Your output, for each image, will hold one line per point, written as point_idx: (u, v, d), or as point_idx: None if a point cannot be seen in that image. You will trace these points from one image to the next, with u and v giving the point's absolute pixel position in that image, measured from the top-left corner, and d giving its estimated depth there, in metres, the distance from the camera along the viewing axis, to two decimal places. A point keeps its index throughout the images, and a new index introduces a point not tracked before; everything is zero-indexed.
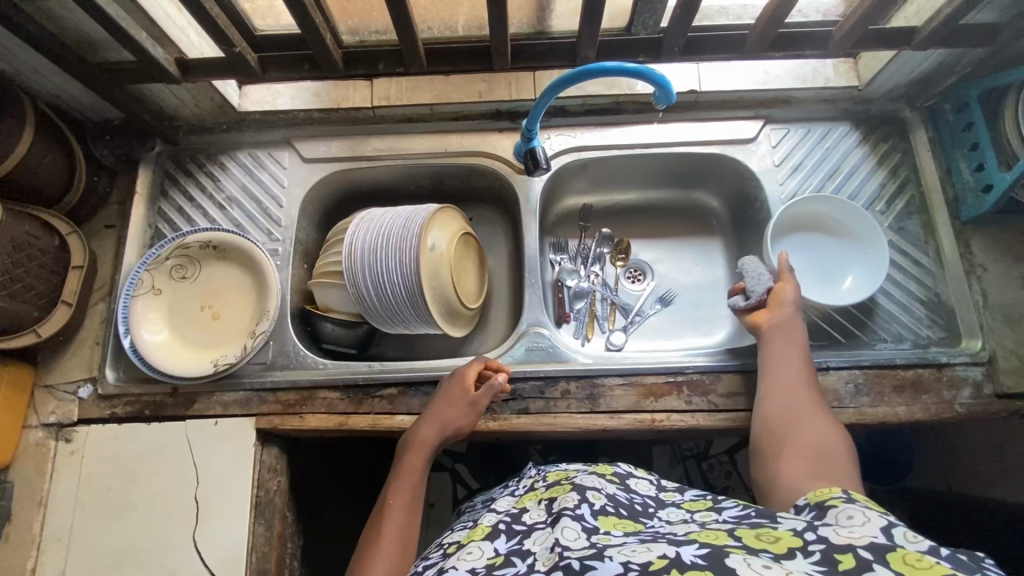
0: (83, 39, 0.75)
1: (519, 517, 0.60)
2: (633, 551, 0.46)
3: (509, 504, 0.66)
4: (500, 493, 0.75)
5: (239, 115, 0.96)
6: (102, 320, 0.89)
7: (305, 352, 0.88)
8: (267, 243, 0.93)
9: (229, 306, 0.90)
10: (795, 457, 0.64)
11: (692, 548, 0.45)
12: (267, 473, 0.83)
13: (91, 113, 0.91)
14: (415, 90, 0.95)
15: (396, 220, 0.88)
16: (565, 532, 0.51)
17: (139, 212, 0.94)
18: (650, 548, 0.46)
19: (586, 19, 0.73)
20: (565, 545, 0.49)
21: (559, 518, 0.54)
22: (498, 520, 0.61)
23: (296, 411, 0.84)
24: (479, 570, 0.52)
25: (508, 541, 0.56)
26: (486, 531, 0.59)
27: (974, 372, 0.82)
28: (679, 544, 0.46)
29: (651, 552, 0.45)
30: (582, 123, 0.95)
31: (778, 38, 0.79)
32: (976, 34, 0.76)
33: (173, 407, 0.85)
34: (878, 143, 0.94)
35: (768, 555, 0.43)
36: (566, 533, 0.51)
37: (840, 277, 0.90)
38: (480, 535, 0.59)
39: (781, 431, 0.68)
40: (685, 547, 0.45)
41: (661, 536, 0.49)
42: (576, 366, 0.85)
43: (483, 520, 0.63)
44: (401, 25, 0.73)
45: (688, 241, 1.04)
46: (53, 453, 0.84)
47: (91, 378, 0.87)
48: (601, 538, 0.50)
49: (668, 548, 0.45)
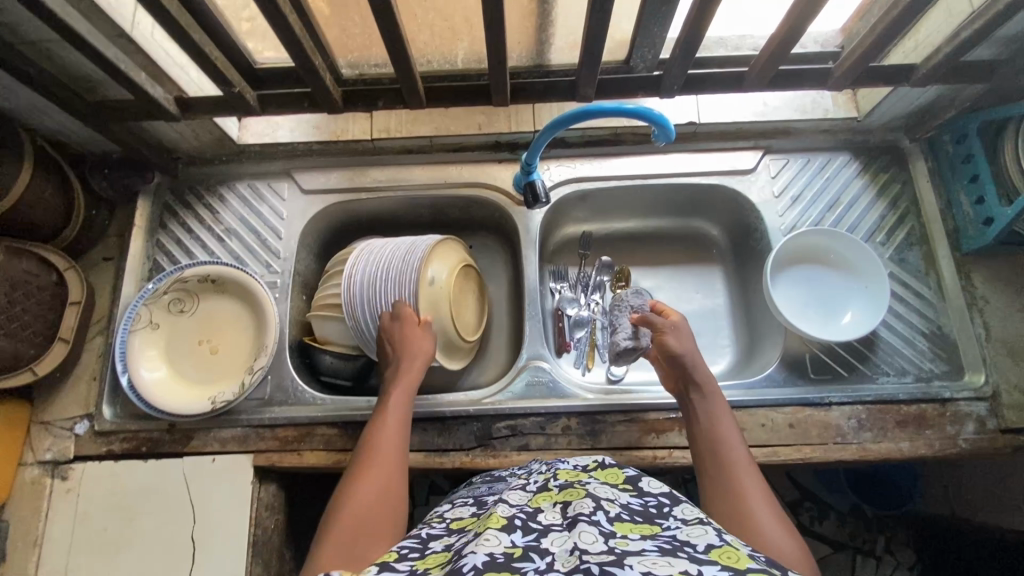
0: (81, 77, 0.75)
1: (534, 516, 0.56)
2: (653, 563, 0.45)
3: (522, 499, 0.60)
4: (507, 485, 0.70)
5: (238, 148, 0.96)
6: (99, 355, 0.89)
7: (303, 388, 0.88)
8: (266, 275, 0.93)
9: (227, 341, 0.89)
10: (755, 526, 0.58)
11: (714, 568, 0.45)
12: (264, 511, 0.83)
13: (90, 147, 0.91)
14: (415, 123, 0.96)
15: (395, 252, 0.88)
16: (582, 536, 0.50)
17: (137, 245, 0.93)
18: (670, 561, 0.45)
19: (587, 60, 0.74)
20: (583, 548, 0.48)
21: (576, 522, 0.52)
22: (513, 513, 0.55)
23: (294, 448, 0.84)
24: (499, 558, 0.48)
25: (524, 536, 0.52)
26: (502, 522, 0.54)
27: (977, 407, 0.82)
28: (699, 561, 0.46)
29: (671, 566, 0.45)
30: (582, 154, 0.95)
31: (777, 76, 0.80)
32: (975, 71, 0.76)
33: (170, 444, 0.84)
34: (877, 173, 0.94)
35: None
36: (584, 537, 0.49)
37: (839, 312, 0.90)
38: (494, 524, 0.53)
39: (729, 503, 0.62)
40: (705, 565, 0.45)
41: (679, 550, 0.48)
42: (578, 402, 0.84)
43: (495, 510, 0.57)
44: (400, 65, 0.73)
45: (689, 270, 1.04)
46: (49, 491, 0.83)
47: (88, 414, 0.86)
48: (620, 543, 0.49)
49: (689, 565, 0.45)
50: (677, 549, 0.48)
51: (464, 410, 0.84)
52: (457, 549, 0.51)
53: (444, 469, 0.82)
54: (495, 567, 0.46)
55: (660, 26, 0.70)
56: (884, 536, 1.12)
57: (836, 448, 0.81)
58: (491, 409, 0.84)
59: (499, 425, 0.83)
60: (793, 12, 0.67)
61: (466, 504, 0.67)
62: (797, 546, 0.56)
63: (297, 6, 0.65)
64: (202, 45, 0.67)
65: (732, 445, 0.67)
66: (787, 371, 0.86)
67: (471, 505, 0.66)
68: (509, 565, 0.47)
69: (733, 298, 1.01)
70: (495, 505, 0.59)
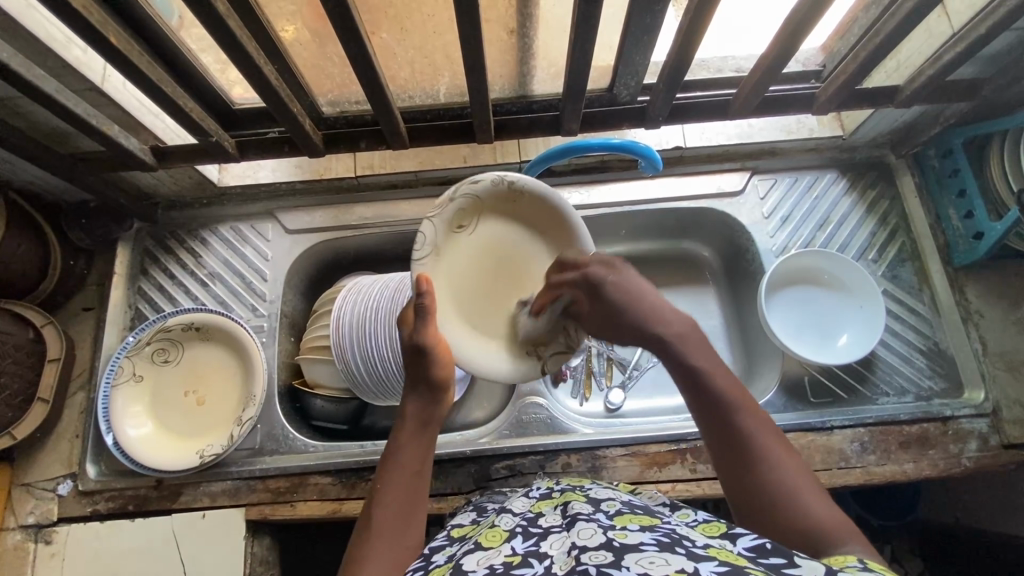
0: (53, 131, 0.73)
1: (535, 521, 0.55)
2: (651, 562, 0.42)
3: (524, 506, 0.60)
4: (512, 495, 0.69)
5: (219, 190, 0.94)
6: (81, 410, 0.86)
7: (294, 435, 0.85)
8: (252, 319, 0.90)
9: (212, 390, 0.87)
10: (777, 489, 0.52)
11: (711, 565, 0.42)
12: (259, 566, 0.82)
13: (65, 196, 0.89)
14: (398, 158, 0.95)
15: (385, 289, 0.84)
16: (580, 533, 0.48)
17: (118, 294, 0.90)
18: (668, 559, 0.42)
19: (570, 97, 0.73)
20: (581, 547, 0.46)
21: (575, 522, 0.51)
22: (515, 524, 0.55)
23: (286, 499, 0.82)
24: (498, 568, 0.47)
25: (525, 541, 0.51)
26: (503, 535, 0.53)
27: (979, 424, 0.81)
28: (696, 558, 0.43)
29: (669, 565, 0.42)
30: (569, 182, 0.94)
31: (763, 102, 0.79)
32: (957, 90, 0.76)
33: (157, 501, 0.82)
34: (865, 190, 0.94)
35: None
36: (582, 534, 0.48)
37: (835, 334, 0.89)
38: (494, 539, 0.53)
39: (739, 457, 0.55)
40: (702, 562, 0.42)
41: (678, 545, 0.45)
42: (577, 437, 0.83)
43: (498, 523, 0.57)
44: (381, 106, 0.72)
45: (684, 292, 1.02)
46: (33, 556, 0.79)
47: (71, 473, 0.83)
48: (618, 535, 0.47)
49: (686, 562, 0.42)
50: (676, 543, 0.45)
51: (461, 452, 0.82)
52: (457, 560, 0.51)
53: (444, 514, 0.80)
54: None
55: (643, 55, 0.69)
56: (889, 546, 1.04)
57: (840, 473, 0.80)
58: (490, 449, 0.82)
59: (498, 465, 0.82)
60: (778, 40, 0.66)
61: (467, 510, 0.68)
62: (831, 512, 0.50)
63: (271, 55, 0.64)
64: (176, 98, 0.66)
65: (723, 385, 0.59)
66: (786, 396, 0.86)
67: (472, 511, 0.66)
68: (506, 572, 0.46)
69: (728, 320, 1.00)
70: (498, 515, 0.59)
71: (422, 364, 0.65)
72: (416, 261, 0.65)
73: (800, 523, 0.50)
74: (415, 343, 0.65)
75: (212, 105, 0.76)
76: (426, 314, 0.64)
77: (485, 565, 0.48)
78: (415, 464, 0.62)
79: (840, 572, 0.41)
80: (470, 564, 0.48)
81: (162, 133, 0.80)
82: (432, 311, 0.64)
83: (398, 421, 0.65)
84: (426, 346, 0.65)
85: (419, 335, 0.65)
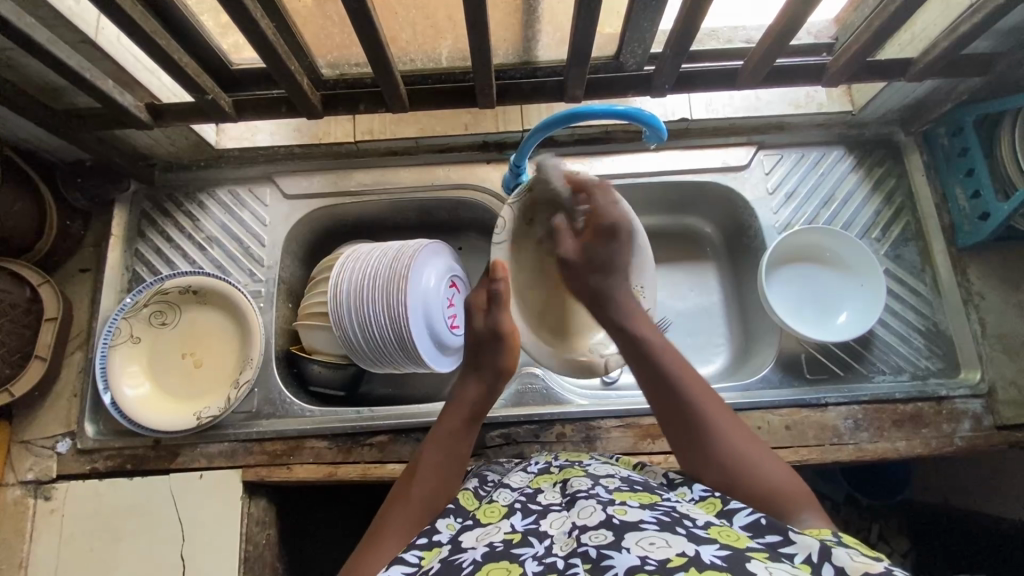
0: (47, 86, 0.72)
1: (534, 497, 0.55)
2: (652, 543, 0.42)
3: (522, 481, 0.61)
4: (510, 468, 0.69)
5: (216, 152, 0.92)
6: (79, 371, 0.86)
7: (292, 399, 0.86)
8: (250, 284, 0.90)
9: (210, 353, 0.87)
10: (722, 459, 0.57)
11: (712, 548, 0.42)
12: (256, 526, 0.82)
13: (60, 154, 0.87)
14: (399, 124, 0.93)
15: (383, 258, 0.83)
16: (580, 511, 0.48)
17: (115, 254, 0.90)
18: (668, 540, 0.43)
19: (574, 61, 0.71)
20: (581, 527, 0.46)
21: (574, 501, 0.51)
22: (513, 500, 0.55)
23: (283, 461, 0.82)
24: (497, 546, 0.48)
25: (524, 519, 0.51)
26: (502, 511, 0.54)
27: (973, 404, 0.82)
28: (698, 540, 0.43)
29: (670, 547, 0.42)
30: (572, 153, 0.93)
31: (771, 72, 0.77)
32: (971, 65, 0.74)
33: (155, 460, 0.83)
34: (872, 168, 0.92)
35: (788, 556, 0.42)
36: (581, 514, 0.48)
37: (835, 311, 0.89)
38: (493, 515, 0.54)
39: (689, 425, 0.60)
40: (704, 545, 0.42)
41: (679, 525, 0.45)
42: (573, 407, 0.83)
43: (496, 498, 0.57)
44: (381, 68, 0.70)
45: (684, 267, 1.02)
46: (31, 513, 0.80)
47: (70, 432, 0.84)
48: (618, 511, 0.47)
49: (687, 544, 0.42)
50: (676, 523, 0.46)
51: None
52: (452, 541, 0.51)
53: None
54: (491, 557, 0.46)
55: (650, 21, 0.66)
56: (877, 526, 1.04)
57: (833, 449, 0.80)
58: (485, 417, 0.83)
59: (493, 433, 0.83)
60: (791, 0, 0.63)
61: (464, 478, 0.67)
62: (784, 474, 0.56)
63: (268, 9, 0.62)
64: (171, 53, 0.65)
65: (664, 357, 0.64)
66: (783, 371, 0.86)
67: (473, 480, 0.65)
68: (506, 551, 0.47)
69: (727, 295, 1.00)
70: (496, 490, 0.59)
71: (491, 348, 0.69)
72: (495, 244, 0.76)
73: (757, 490, 0.55)
74: (492, 328, 0.70)
75: (209, 64, 0.74)
76: (498, 302, 0.70)
77: (484, 543, 0.49)
78: (455, 454, 0.64)
79: (836, 549, 0.42)
80: (470, 541, 0.50)
81: (158, 91, 0.79)
82: (505, 300, 0.70)
83: (449, 407, 0.67)
84: (499, 330, 0.69)
85: (492, 321, 0.70)
